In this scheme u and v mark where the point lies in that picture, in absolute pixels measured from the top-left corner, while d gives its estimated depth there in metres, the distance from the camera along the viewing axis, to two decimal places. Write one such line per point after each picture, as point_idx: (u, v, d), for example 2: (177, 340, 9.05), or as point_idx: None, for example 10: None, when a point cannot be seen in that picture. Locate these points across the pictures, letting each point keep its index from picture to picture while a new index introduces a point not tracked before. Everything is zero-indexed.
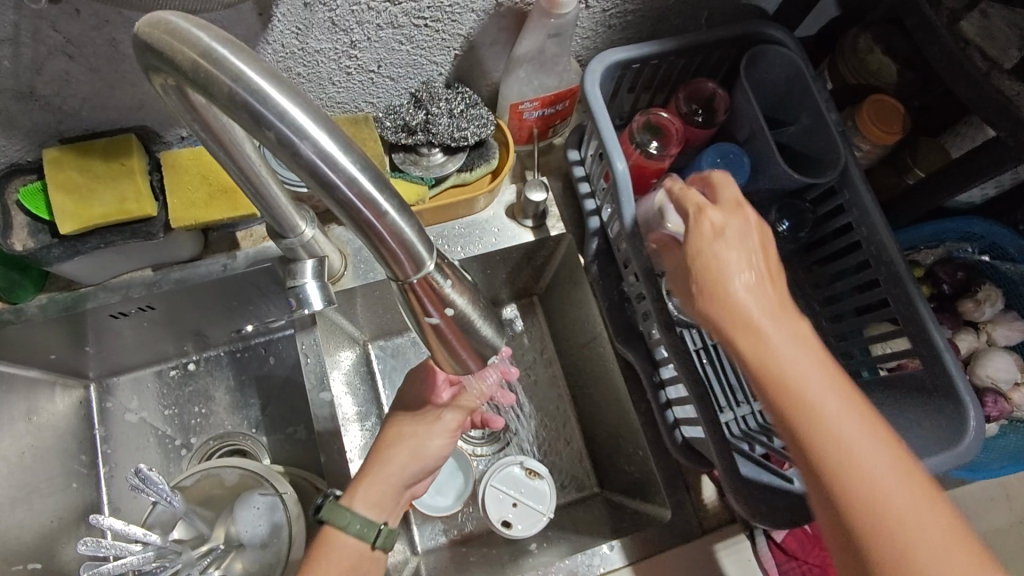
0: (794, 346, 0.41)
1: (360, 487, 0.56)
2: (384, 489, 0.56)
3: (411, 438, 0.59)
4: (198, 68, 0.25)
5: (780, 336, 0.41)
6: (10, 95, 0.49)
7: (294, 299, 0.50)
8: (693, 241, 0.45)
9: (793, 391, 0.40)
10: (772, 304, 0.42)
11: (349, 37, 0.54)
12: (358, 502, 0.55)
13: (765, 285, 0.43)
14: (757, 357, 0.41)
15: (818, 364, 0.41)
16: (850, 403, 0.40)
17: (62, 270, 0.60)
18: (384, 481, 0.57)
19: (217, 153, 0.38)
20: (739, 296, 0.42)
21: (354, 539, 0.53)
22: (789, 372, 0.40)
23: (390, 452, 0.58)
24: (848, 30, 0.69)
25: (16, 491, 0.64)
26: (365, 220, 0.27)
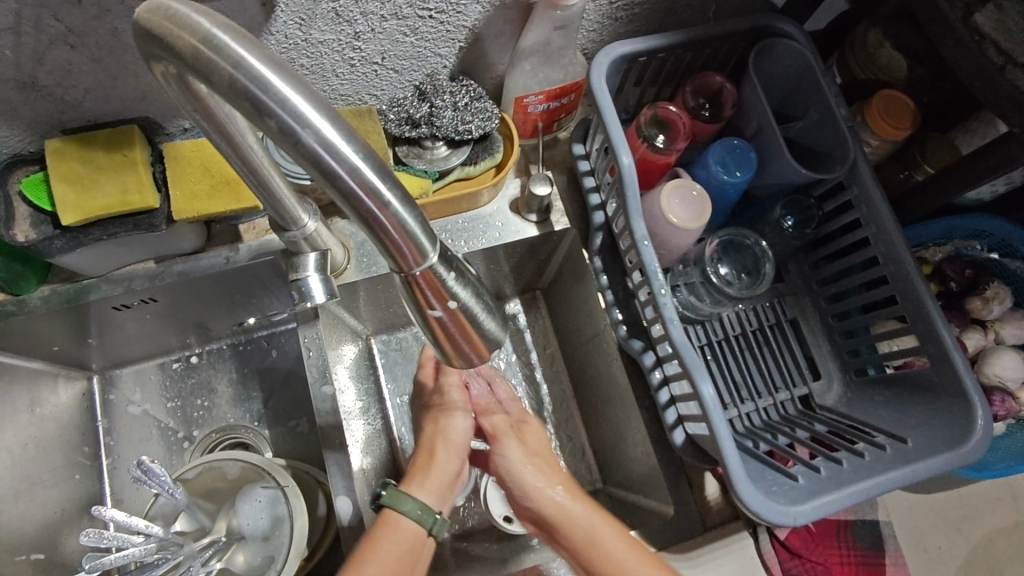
0: (572, 501, 0.57)
1: (416, 475, 0.57)
2: (440, 476, 0.57)
3: (444, 429, 0.60)
4: (199, 55, 0.25)
5: (561, 497, 0.57)
6: (12, 85, 0.49)
7: (296, 293, 0.49)
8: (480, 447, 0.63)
9: (583, 536, 0.54)
10: (554, 480, 0.59)
11: (353, 28, 0.54)
12: (416, 489, 0.56)
13: (545, 465, 0.60)
14: (553, 518, 0.56)
15: (591, 509, 0.56)
16: (621, 538, 0.54)
17: (65, 262, 0.60)
18: (436, 469, 0.58)
19: (219, 144, 0.38)
20: (526, 476, 0.59)
21: (416, 524, 0.53)
22: (574, 530, 0.55)
23: (434, 445, 0.59)
24: (858, 23, 0.68)
25: (20, 483, 0.64)
26: (367, 210, 0.27)
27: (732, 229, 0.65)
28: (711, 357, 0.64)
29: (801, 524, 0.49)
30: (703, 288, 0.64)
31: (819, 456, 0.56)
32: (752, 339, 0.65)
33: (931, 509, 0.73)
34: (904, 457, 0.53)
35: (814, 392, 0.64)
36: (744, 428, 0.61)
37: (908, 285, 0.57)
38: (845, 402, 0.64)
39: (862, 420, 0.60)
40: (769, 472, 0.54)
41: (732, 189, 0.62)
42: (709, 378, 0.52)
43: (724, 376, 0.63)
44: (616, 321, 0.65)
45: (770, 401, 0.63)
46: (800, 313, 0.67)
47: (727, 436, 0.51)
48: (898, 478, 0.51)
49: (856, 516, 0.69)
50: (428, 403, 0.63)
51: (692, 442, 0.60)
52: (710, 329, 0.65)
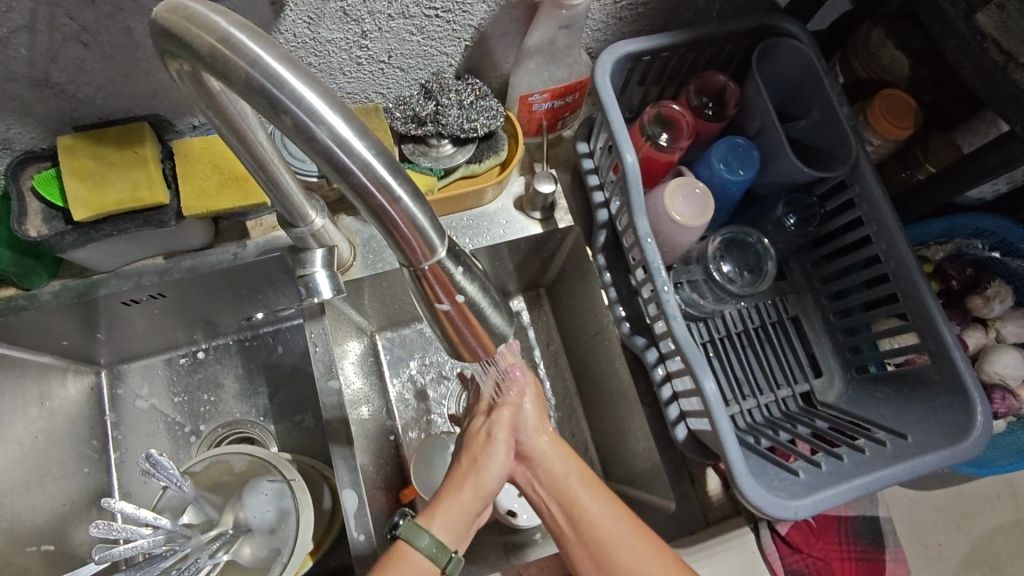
0: (553, 445, 0.59)
1: (439, 508, 0.54)
2: (461, 515, 0.54)
3: (479, 466, 0.57)
4: (216, 53, 0.26)
5: (543, 439, 0.59)
6: (26, 83, 0.50)
7: (304, 287, 0.51)
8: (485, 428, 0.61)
9: (554, 476, 0.57)
10: (543, 426, 0.60)
11: (360, 27, 0.54)
12: (436, 523, 0.53)
13: (541, 411, 0.61)
14: (533, 457, 0.59)
15: (566, 453, 0.59)
16: (586, 481, 0.57)
17: (75, 257, 0.61)
18: (460, 504, 0.54)
19: (230, 140, 0.39)
20: (522, 420, 0.60)
21: (427, 560, 0.50)
22: (548, 470, 0.58)
23: (467, 482, 0.56)
24: (861, 23, 0.69)
25: (30, 475, 0.65)
26: (378, 205, 0.28)
27: (734, 227, 0.65)
28: (713, 354, 0.65)
29: (802, 518, 0.50)
30: (705, 286, 0.64)
31: (820, 452, 0.56)
32: (755, 337, 0.66)
33: (932, 506, 0.74)
34: (904, 452, 0.54)
35: (816, 389, 0.65)
36: (746, 424, 0.62)
37: (910, 283, 0.58)
38: (846, 399, 0.64)
39: (863, 417, 0.60)
40: (770, 467, 0.55)
41: (734, 187, 0.63)
42: (711, 374, 0.53)
43: (725, 373, 0.64)
44: (619, 318, 0.66)
45: (772, 397, 0.64)
46: (802, 311, 0.68)
47: (728, 431, 0.51)
48: (897, 473, 0.51)
49: (857, 511, 0.70)
50: (472, 436, 0.59)
51: (694, 437, 0.60)
52: (712, 326, 0.66)
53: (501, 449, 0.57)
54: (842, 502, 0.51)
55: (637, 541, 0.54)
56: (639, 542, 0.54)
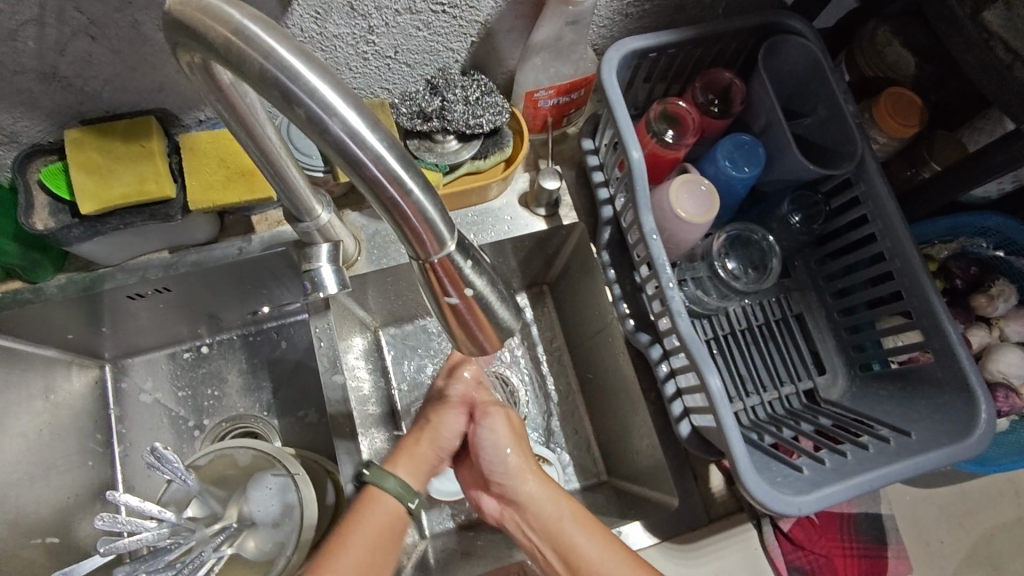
0: (541, 488, 0.58)
1: (400, 455, 0.60)
2: (419, 459, 0.60)
3: (435, 422, 0.61)
4: (230, 45, 0.26)
5: (529, 481, 0.58)
6: (34, 76, 0.50)
7: (309, 282, 0.51)
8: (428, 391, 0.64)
9: (546, 522, 0.56)
10: (529, 470, 0.59)
11: (367, 22, 0.54)
12: (398, 467, 0.59)
13: (523, 452, 0.60)
14: (523, 499, 0.58)
15: (558, 493, 0.58)
16: (583, 522, 0.55)
17: (82, 250, 0.61)
18: (419, 452, 0.60)
19: (239, 134, 0.39)
20: (502, 462, 0.59)
21: (393, 498, 0.56)
22: (539, 514, 0.57)
23: (424, 433, 0.61)
24: (867, 21, 0.69)
25: (35, 468, 0.66)
26: (389, 197, 0.28)
27: (739, 224, 0.66)
28: (717, 351, 0.65)
29: (805, 514, 0.50)
30: (710, 282, 0.65)
31: (823, 448, 0.57)
32: (758, 334, 0.66)
33: (933, 504, 0.74)
34: (908, 449, 0.54)
35: (819, 386, 0.65)
36: (749, 420, 0.62)
37: (914, 281, 0.58)
38: (850, 396, 0.64)
39: (867, 414, 0.60)
40: (774, 463, 0.55)
41: (740, 184, 0.63)
42: (716, 370, 0.53)
43: (729, 370, 0.64)
44: (623, 314, 0.66)
45: (775, 394, 0.64)
46: (806, 309, 0.68)
47: (733, 428, 0.51)
48: (902, 470, 0.51)
49: (859, 509, 0.70)
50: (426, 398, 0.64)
51: (698, 434, 0.61)
52: (716, 324, 0.66)
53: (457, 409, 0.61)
54: (846, 498, 0.51)
55: None
56: None
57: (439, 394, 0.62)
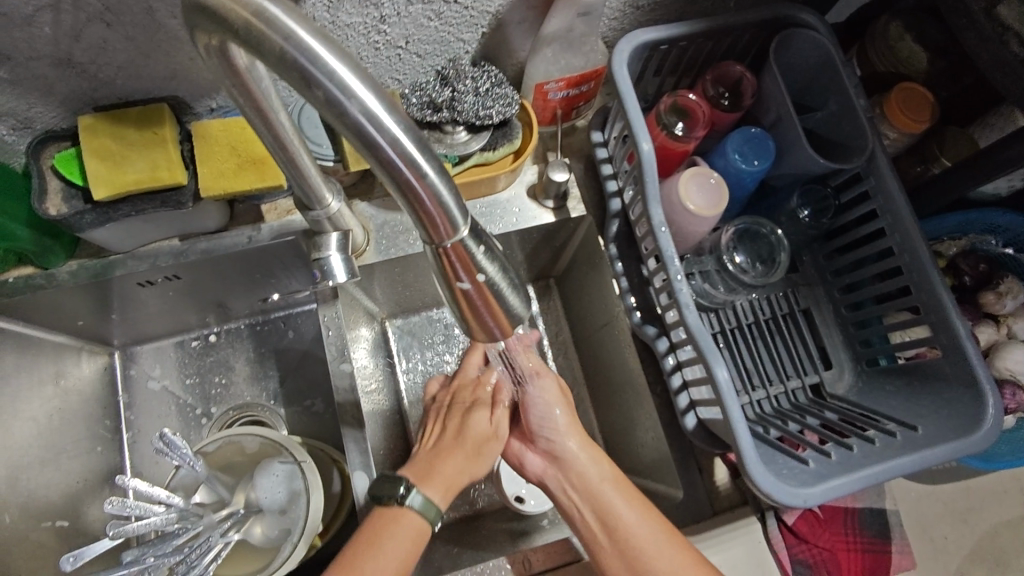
0: (582, 449, 0.63)
1: (433, 474, 0.60)
2: (450, 481, 0.60)
3: (481, 455, 0.63)
4: (250, 27, 0.26)
5: (574, 444, 0.63)
6: (49, 62, 0.50)
7: (318, 271, 0.52)
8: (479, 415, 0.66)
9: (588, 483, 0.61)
10: (572, 427, 0.64)
11: (379, 12, 0.54)
12: (436, 491, 0.59)
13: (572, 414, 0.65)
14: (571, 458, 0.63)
15: (597, 456, 0.62)
16: (618, 486, 0.60)
17: (94, 237, 0.62)
18: (451, 471, 0.61)
19: (253, 120, 0.39)
20: (552, 423, 0.64)
21: (422, 519, 0.56)
22: (586, 471, 0.62)
23: (466, 460, 0.62)
24: (880, 16, 0.69)
25: (45, 452, 0.66)
26: (405, 180, 0.28)
27: (748, 218, 0.66)
28: (723, 345, 0.65)
29: (810, 506, 0.50)
30: (717, 276, 0.65)
31: (829, 442, 0.57)
32: (765, 328, 0.66)
33: (937, 500, 0.74)
34: (913, 444, 0.54)
35: (825, 381, 0.65)
36: (755, 414, 0.62)
37: (923, 277, 0.58)
38: (856, 391, 0.65)
39: (874, 409, 0.61)
40: (779, 456, 0.55)
41: (748, 178, 0.63)
42: (723, 362, 0.53)
43: (736, 363, 0.64)
44: (630, 307, 0.66)
45: (781, 389, 0.64)
46: (813, 304, 0.68)
47: (739, 420, 0.52)
48: (907, 464, 0.52)
49: (863, 504, 0.70)
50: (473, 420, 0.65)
51: (703, 426, 0.61)
52: (723, 317, 0.66)
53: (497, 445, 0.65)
54: (851, 491, 0.51)
55: (666, 546, 0.56)
56: (669, 547, 0.56)
57: (485, 425, 0.65)
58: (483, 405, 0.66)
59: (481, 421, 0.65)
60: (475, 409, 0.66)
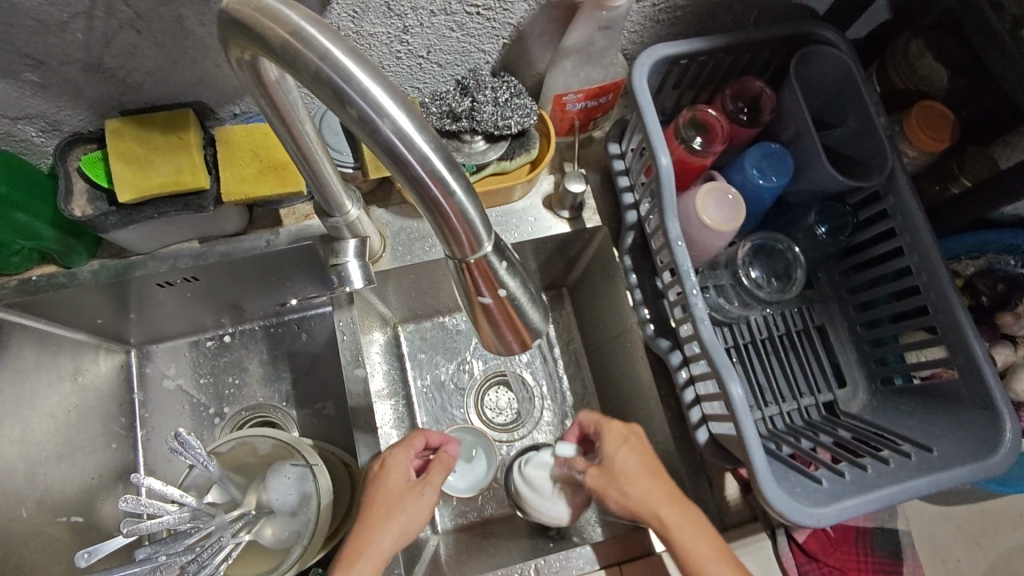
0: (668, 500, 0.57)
1: (350, 554, 0.54)
2: (372, 557, 0.54)
3: (398, 515, 0.57)
4: (287, 45, 0.27)
5: (656, 507, 0.57)
6: (80, 67, 0.51)
7: (336, 276, 0.52)
8: (387, 481, 0.59)
9: (682, 543, 0.55)
10: (656, 487, 0.58)
11: (403, 22, 0.55)
12: (353, 574, 0.53)
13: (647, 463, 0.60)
14: (662, 515, 0.56)
15: (682, 506, 0.57)
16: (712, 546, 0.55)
17: (116, 238, 0.63)
18: (371, 547, 0.55)
19: (278, 129, 0.40)
20: (627, 488, 0.58)
21: None
22: (679, 531, 0.55)
23: (381, 525, 0.56)
24: (901, 33, 0.69)
25: (62, 448, 0.67)
26: (432, 198, 0.28)
27: (764, 234, 0.66)
28: (736, 360, 0.65)
29: (824, 526, 0.50)
30: (732, 291, 0.65)
31: (842, 461, 0.56)
32: (779, 344, 0.66)
33: (951, 522, 0.73)
34: (929, 465, 0.53)
35: (839, 399, 0.65)
36: (768, 430, 0.62)
37: (941, 296, 0.57)
38: (870, 410, 0.64)
39: (887, 428, 0.60)
40: (792, 476, 0.55)
41: (767, 194, 0.63)
42: (738, 378, 0.53)
43: (749, 379, 0.64)
44: (643, 320, 0.66)
45: (794, 405, 0.64)
46: (828, 321, 0.68)
47: (754, 436, 0.51)
48: (923, 485, 0.51)
49: (875, 524, 0.70)
50: (381, 487, 0.59)
51: (716, 441, 0.60)
52: (737, 332, 0.66)
53: (421, 496, 0.59)
54: (864, 512, 0.51)
55: None
56: None
57: (399, 483, 0.60)
58: (399, 463, 0.61)
59: (393, 479, 0.60)
60: (384, 473, 0.60)
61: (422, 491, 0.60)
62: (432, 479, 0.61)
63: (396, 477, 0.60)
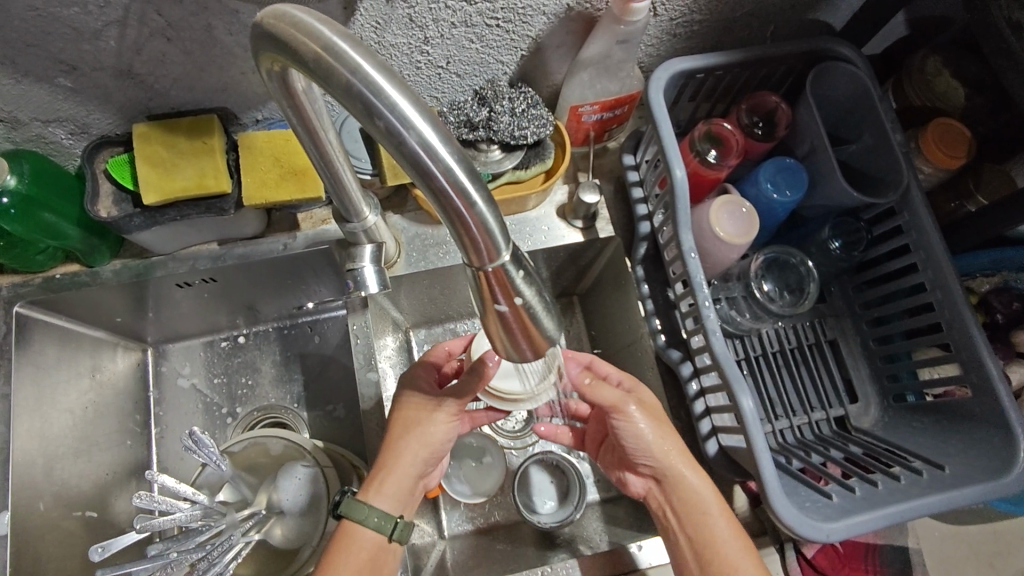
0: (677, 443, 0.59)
1: (372, 482, 0.58)
2: (396, 483, 0.58)
3: (417, 429, 0.59)
4: (320, 60, 0.28)
5: (678, 458, 0.59)
6: (111, 73, 0.53)
7: (352, 281, 0.54)
8: (407, 397, 0.61)
9: (696, 498, 0.58)
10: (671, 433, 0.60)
11: (423, 33, 0.56)
12: (374, 496, 0.57)
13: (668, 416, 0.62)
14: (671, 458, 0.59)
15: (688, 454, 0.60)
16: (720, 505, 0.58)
17: (139, 239, 0.64)
18: (393, 475, 0.58)
19: (302, 136, 0.41)
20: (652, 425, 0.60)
21: (375, 533, 0.56)
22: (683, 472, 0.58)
23: (401, 443, 0.59)
24: (917, 50, 0.69)
25: (79, 443, 0.68)
26: (454, 208, 0.29)
27: (777, 247, 0.66)
28: (747, 372, 0.65)
29: (834, 541, 0.50)
30: (744, 303, 0.65)
31: (853, 476, 0.56)
32: (790, 357, 0.66)
33: (962, 541, 0.73)
34: (940, 483, 0.53)
35: (850, 414, 0.65)
36: (778, 444, 0.62)
37: (955, 313, 0.57)
38: (882, 426, 0.64)
39: (900, 445, 0.60)
40: (801, 489, 0.55)
41: (780, 208, 0.63)
42: (749, 391, 0.53)
43: (759, 393, 0.64)
44: (655, 330, 0.66)
45: (805, 419, 0.63)
46: (840, 335, 0.68)
47: (764, 449, 0.52)
48: (934, 503, 0.51)
49: (885, 540, 0.69)
50: (404, 406, 0.61)
51: (725, 454, 0.60)
52: (748, 345, 0.66)
53: (440, 408, 0.60)
54: (874, 529, 0.51)
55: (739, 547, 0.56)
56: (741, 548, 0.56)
57: (418, 397, 0.61)
58: (423, 377, 0.62)
59: (414, 392, 0.61)
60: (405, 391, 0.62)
61: (441, 403, 0.60)
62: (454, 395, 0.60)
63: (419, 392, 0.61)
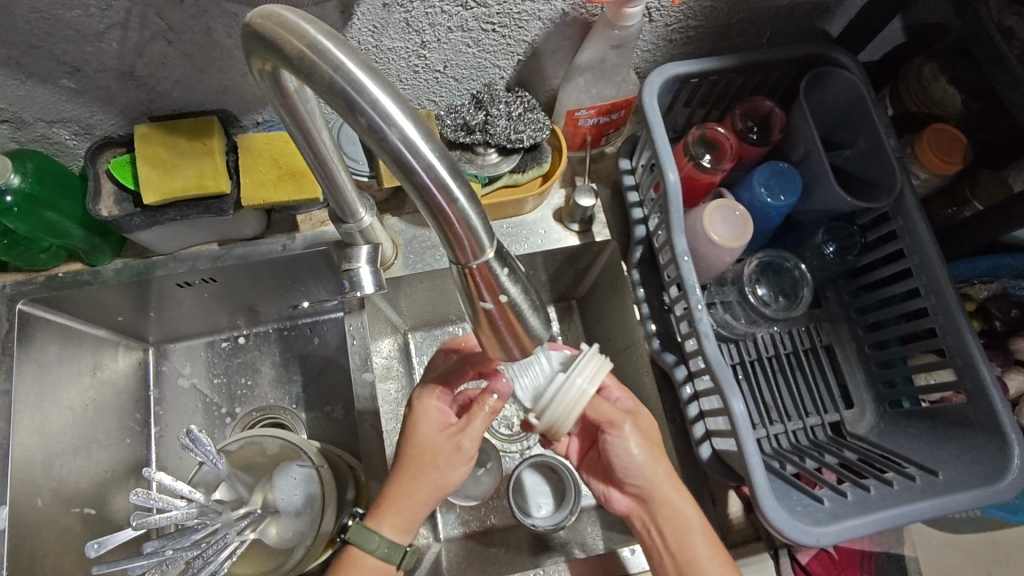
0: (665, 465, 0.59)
1: (385, 510, 0.55)
2: (412, 515, 0.55)
3: (432, 469, 0.56)
4: (303, 57, 0.28)
5: (666, 480, 0.59)
6: (113, 75, 0.54)
7: (347, 282, 0.54)
8: (417, 423, 0.57)
9: (680, 524, 0.58)
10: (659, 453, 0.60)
11: (420, 37, 0.57)
12: (385, 524, 0.55)
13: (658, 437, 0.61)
14: (655, 483, 0.58)
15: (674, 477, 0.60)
16: (702, 530, 0.58)
17: (141, 239, 0.65)
18: (409, 507, 0.55)
19: (295, 137, 0.42)
20: (644, 448, 0.59)
21: (381, 561, 0.54)
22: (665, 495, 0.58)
23: (416, 478, 0.55)
24: (913, 57, 0.69)
25: (78, 440, 0.69)
26: (436, 204, 0.29)
27: (772, 251, 0.67)
28: (742, 377, 0.65)
29: (823, 546, 0.50)
30: (739, 307, 0.65)
31: (847, 481, 0.56)
32: (786, 362, 0.66)
33: (957, 549, 0.73)
34: (934, 488, 0.53)
35: (846, 420, 0.64)
36: (772, 448, 0.61)
37: (949, 319, 0.57)
38: (877, 432, 0.64)
39: (893, 451, 0.60)
40: (794, 494, 0.54)
41: (774, 212, 0.63)
42: (740, 394, 0.53)
43: (753, 397, 0.64)
44: (649, 333, 0.66)
45: (800, 424, 0.63)
46: (836, 340, 0.68)
47: (754, 452, 0.51)
48: (927, 509, 0.51)
49: (881, 547, 0.69)
50: (417, 435, 0.56)
51: (718, 458, 0.60)
52: (744, 349, 0.66)
53: (460, 447, 0.56)
54: (866, 534, 0.51)
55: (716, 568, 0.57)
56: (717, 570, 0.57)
57: (434, 423, 0.57)
58: (442, 380, 0.60)
59: (427, 420, 0.57)
60: (419, 414, 0.57)
61: (461, 444, 0.56)
62: (471, 429, 0.56)
63: (434, 423, 0.57)
